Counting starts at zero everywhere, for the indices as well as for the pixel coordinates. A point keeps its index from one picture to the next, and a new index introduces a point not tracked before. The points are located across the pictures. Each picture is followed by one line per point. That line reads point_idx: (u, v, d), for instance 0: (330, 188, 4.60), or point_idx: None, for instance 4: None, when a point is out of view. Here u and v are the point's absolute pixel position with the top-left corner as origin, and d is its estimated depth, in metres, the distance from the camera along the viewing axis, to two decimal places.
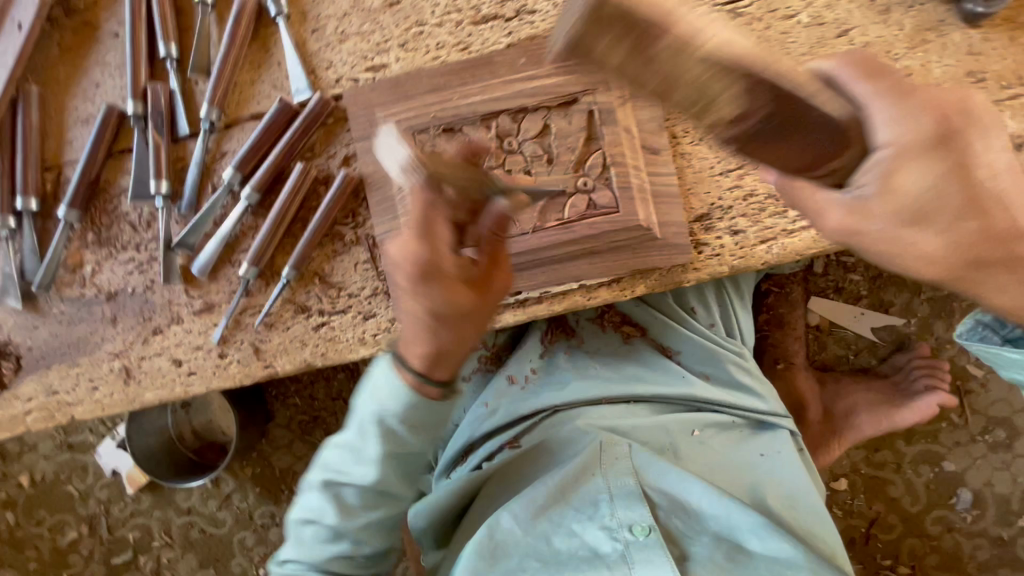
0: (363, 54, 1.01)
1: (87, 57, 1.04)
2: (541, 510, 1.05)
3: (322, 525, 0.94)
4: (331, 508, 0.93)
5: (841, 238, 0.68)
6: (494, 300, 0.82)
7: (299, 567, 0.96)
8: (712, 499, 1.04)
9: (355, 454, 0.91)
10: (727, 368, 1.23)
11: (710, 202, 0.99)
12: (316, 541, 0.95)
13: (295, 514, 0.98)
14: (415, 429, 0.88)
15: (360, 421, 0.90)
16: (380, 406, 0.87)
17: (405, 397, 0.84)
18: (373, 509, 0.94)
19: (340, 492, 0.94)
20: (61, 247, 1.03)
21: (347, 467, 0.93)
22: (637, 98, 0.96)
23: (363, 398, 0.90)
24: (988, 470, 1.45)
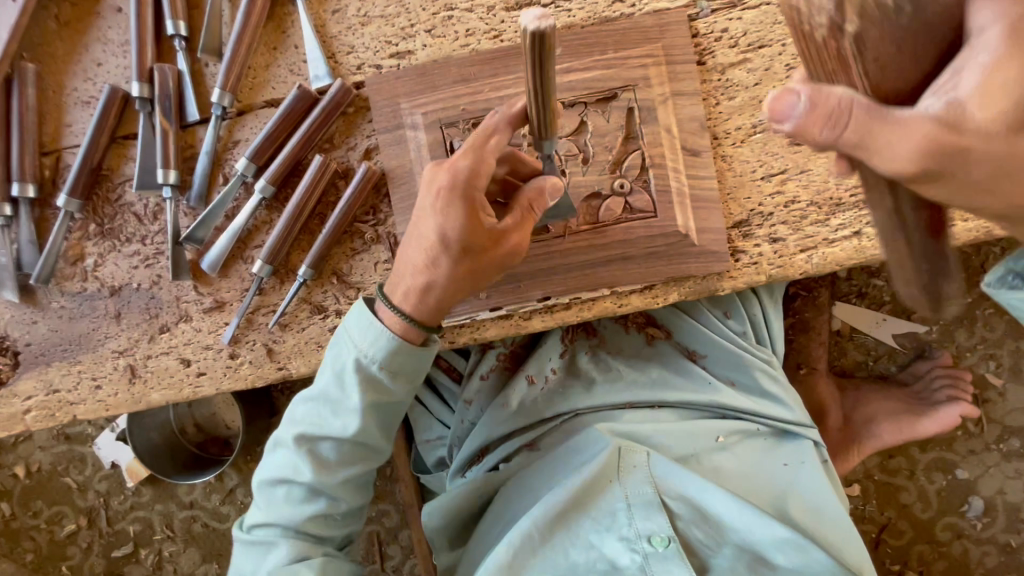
0: (388, 39, 0.95)
1: (87, 33, 0.97)
2: (560, 519, 1.01)
3: (296, 482, 0.82)
4: (309, 462, 0.81)
5: (938, 159, 0.49)
6: (500, 255, 0.75)
7: (270, 534, 0.83)
8: (734, 509, 1.00)
9: (334, 405, 0.81)
10: (755, 377, 1.19)
11: (750, 208, 0.95)
12: (288, 500, 0.83)
13: (263, 476, 0.86)
14: (396, 374, 0.80)
15: (340, 367, 0.80)
16: (359, 349, 0.79)
17: (385, 340, 0.77)
18: (354, 466, 0.84)
19: (315, 447, 0.82)
20: (61, 238, 0.97)
21: (323, 418, 0.82)
22: (679, 96, 0.91)
23: (341, 343, 0.81)
24: (1000, 478, 1.44)
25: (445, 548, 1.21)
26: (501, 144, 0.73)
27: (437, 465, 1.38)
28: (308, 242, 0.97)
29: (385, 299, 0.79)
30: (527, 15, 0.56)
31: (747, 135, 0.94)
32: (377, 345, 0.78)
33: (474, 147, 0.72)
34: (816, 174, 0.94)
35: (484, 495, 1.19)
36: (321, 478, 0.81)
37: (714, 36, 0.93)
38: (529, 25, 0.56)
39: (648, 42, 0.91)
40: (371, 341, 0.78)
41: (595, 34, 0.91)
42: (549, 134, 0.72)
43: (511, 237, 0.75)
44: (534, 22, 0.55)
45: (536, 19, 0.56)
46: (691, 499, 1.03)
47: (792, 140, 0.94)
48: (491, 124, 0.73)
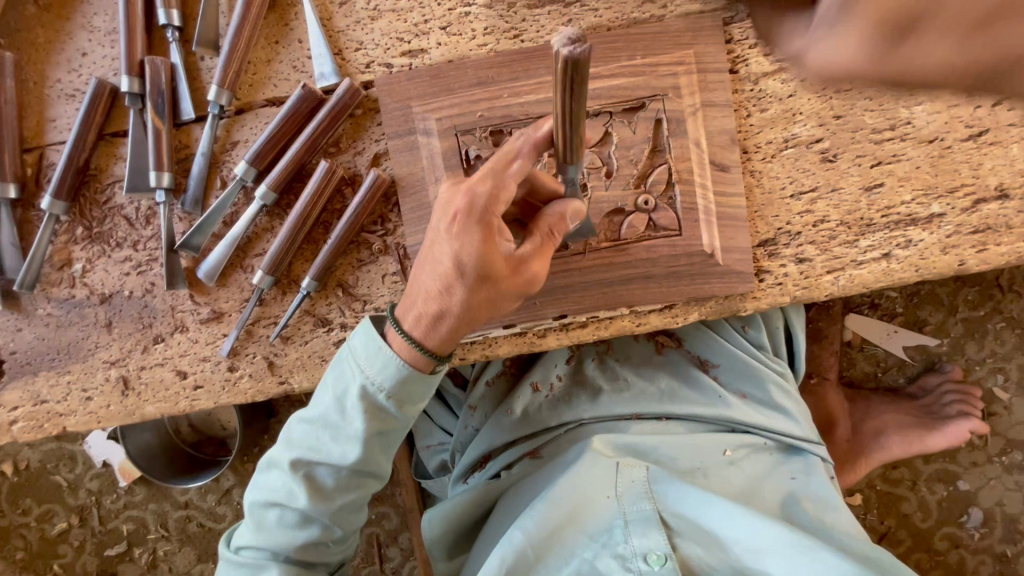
0: (399, 35, 0.89)
1: (72, 20, 0.91)
2: (552, 535, 0.85)
3: (289, 508, 0.77)
4: (304, 488, 0.77)
5: None
6: (519, 284, 0.70)
7: (258, 556, 0.79)
8: (747, 525, 0.83)
9: (333, 429, 0.76)
10: (767, 390, 1.02)
11: (778, 226, 0.90)
12: (279, 526, 0.78)
13: (253, 497, 0.80)
14: (403, 404, 0.75)
15: (345, 391, 0.75)
16: (365, 375, 0.74)
17: (394, 368, 0.73)
18: (351, 493, 0.79)
19: (312, 471, 0.78)
20: (46, 242, 0.91)
21: (321, 443, 0.77)
22: (709, 107, 0.86)
23: (346, 363, 0.76)
24: (1000, 489, 1.39)
25: (443, 558, 1.06)
26: (524, 169, 0.68)
27: (439, 470, 1.24)
28: (312, 251, 0.91)
29: (395, 321, 0.74)
30: (558, 36, 0.51)
31: (777, 149, 0.89)
32: (387, 372, 0.73)
33: (494, 171, 0.67)
34: (847, 193, 0.90)
35: (484, 504, 1.04)
36: (317, 505, 0.77)
37: (749, 43, 0.88)
38: (559, 49, 0.51)
39: (679, 47, 0.85)
40: (379, 368, 0.73)
41: (624, 38, 0.85)
42: (575, 159, 0.66)
43: (530, 263, 0.70)
44: (566, 47, 0.50)
45: (569, 43, 0.51)
46: (695, 517, 0.87)
47: (825, 156, 0.89)
48: (515, 147, 0.68)
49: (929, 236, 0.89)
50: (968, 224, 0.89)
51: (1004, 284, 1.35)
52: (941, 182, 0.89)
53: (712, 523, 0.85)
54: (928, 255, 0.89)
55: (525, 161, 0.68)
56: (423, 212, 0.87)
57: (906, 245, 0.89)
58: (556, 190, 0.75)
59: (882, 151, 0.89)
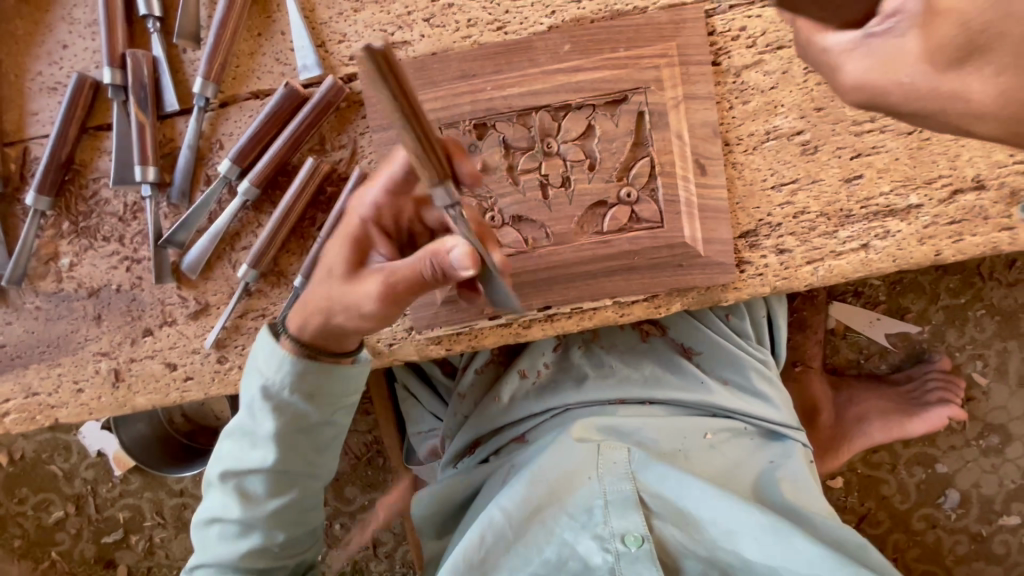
0: (382, 28, 0.89)
1: (52, 13, 0.91)
2: (533, 513, 0.88)
3: (227, 520, 0.81)
4: (236, 497, 0.80)
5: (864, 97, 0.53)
6: (365, 289, 0.72)
7: (206, 574, 0.82)
8: (721, 507, 0.85)
9: (250, 434, 0.80)
10: (749, 376, 1.05)
11: (759, 218, 0.92)
12: (221, 539, 0.81)
13: (199, 518, 0.84)
14: (309, 395, 0.78)
15: (250, 398, 0.79)
16: (264, 378, 0.78)
17: (288, 362, 0.77)
18: (282, 497, 0.81)
19: (243, 481, 0.80)
20: (32, 236, 0.91)
21: (241, 452, 0.80)
22: (692, 99, 0.87)
23: (249, 372, 0.80)
24: (977, 472, 1.42)
25: (432, 538, 1.07)
26: (405, 180, 0.76)
27: (430, 456, 1.27)
28: (298, 245, 0.92)
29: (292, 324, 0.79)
30: None
31: (759, 142, 0.91)
32: (283, 368, 0.77)
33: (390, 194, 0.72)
34: (827, 184, 0.91)
35: (473, 487, 1.05)
36: (249, 511, 0.80)
37: (731, 35, 0.89)
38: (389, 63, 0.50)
39: (662, 40, 0.86)
40: (274, 366, 0.77)
41: (607, 30, 0.85)
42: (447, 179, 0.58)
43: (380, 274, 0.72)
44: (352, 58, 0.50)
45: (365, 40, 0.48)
46: (672, 498, 0.88)
47: (806, 148, 0.90)
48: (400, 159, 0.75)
49: (906, 227, 0.91)
50: (945, 215, 0.90)
51: (985, 272, 1.36)
52: (919, 173, 0.90)
53: (687, 502, 0.88)
54: (905, 246, 0.91)
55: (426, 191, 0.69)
56: None
57: (883, 236, 0.91)
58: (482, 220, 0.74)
59: (862, 143, 0.90)
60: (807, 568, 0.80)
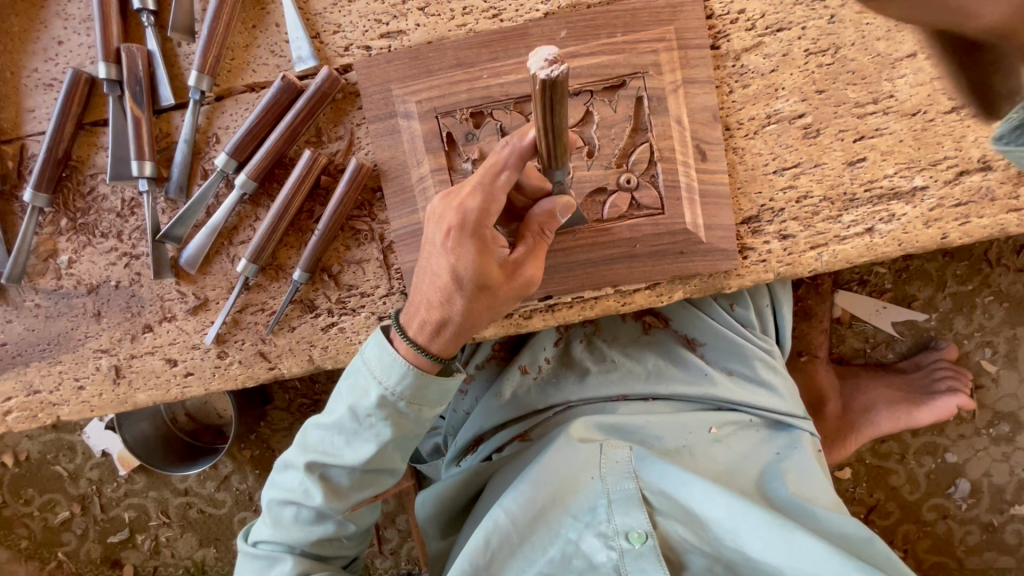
0: (377, 17, 0.88)
1: (47, 8, 0.91)
2: (536, 515, 0.87)
3: (305, 506, 0.79)
4: (320, 488, 0.78)
5: None
6: (515, 288, 0.73)
7: (273, 549, 0.81)
8: (723, 505, 0.85)
9: (348, 435, 0.77)
10: (753, 366, 1.03)
11: (761, 203, 0.90)
12: (295, 522, 0.80)
13: (270, 494, 0.82)
14: (420, 406, 0.76)
15: (359, 401, 0.76)
16: (380, 384, 0.74)
17: (403, 374, 0.73)
18: (366, 490, 0.81)
19: (327, 472, 0.79)
20: (31, 233, 0.91)
21: (334, 446, 0.78)
22: (691, 84, 0.86)
23: (360, 374, 0.76)
24: (987, 461, 1.40)
25: (434, 539, 1.05)
26: (514, 180, 0.68)
27: (432, 453, 1.26)
28: (297, 239, 0.92)
29: (405, 332, 0.75)
30: (537, 57, 0.52)
31: (759, 126, 0.89)
32: (404, 380, 0.74)
33: (483, 185, 0.68)
34: (830, 168, 0.90)
35: (474, 486, 1.04)
36: (332, 503, 0.79)
37: (730, 18, 0.88)
38: (538, 71, 0.52)
39: (659, 24, 0.85)
40: (397, 378, 0.74)
41: (603, 15, 0.85)
42: (559, 164, 0.68)
43: (526, 267, 0.74)
44: (544, 70, 0.51)
45: (547, 67, 0.52)
46: (675, 496, 0.88)
47: (808, 132, 0.89)
48: (500, 159, 0.68)
49: (911, 210, 0.89)
50: (950, 197, 0.89)
51: (993, 258, 1.34)
52: (923, 155, 0.89)
53: (691, 500, 0.87)
54: (910, 229, 0.90)
55: (518, 170, 0.68)
56: (406, 195, 0.87)
57: (888, 220, 0.90)
58: (544, 185, 0.75)
59: (864, 125, 0.89)
60: (813, 564, 0.79)
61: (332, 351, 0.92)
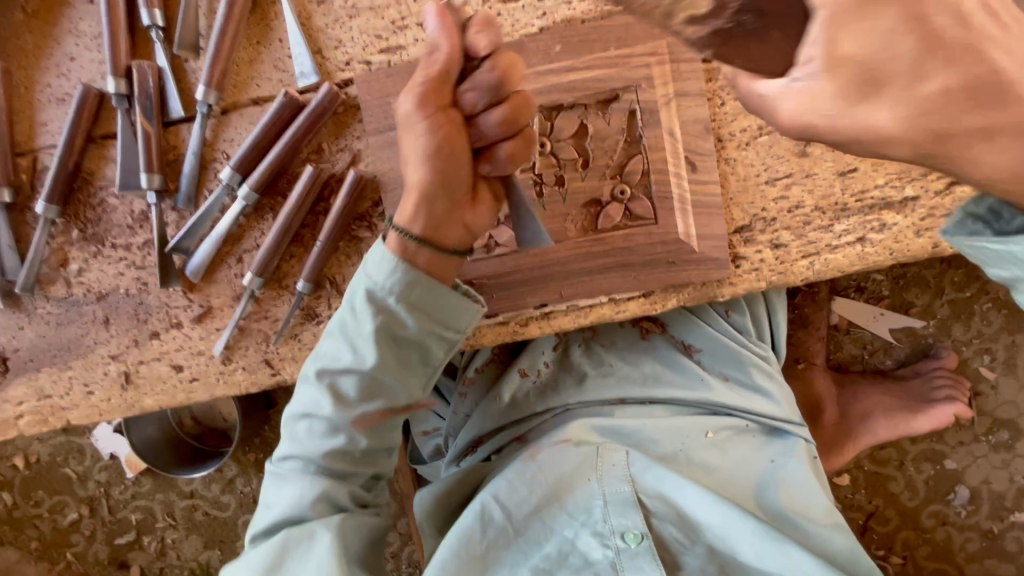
0: (377, 33, 0.91)
1: (59, 26, 0.94)
2: (533, 512, 0.89)
3: (318, 417, 0.81)
4: (328, 396, 0.80)
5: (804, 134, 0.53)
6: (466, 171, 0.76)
7: (294, 465, 0.83)
8: (717, 510, 0.86)
9: (350, 335, 0.80)
10: (749, 372, 1.04)
11: (753, 213, 0.92)
12: (310, 436, 0.82)
13: (289, 411, 0.85)
14: (414, 305, 0.78)
15: (354, 298, 0.80)
16: (373, 279, 0.78)
17: (394, 264, 0.77)
18: (372, 403, 0.81)
19: (336, 381, 0.81)
20: (43, 243, 0.95)
21: (341, 351, 0.81)
22: (682, 97, 0.88)
23: (357, 278, 0.80)
24: (987, 468, 1.40)
25: (434, 537, 1.03)
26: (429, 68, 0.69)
27: (432, 455, 1.26)
28: (301, 251, 0.94)
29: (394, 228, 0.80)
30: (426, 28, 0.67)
31: (752, 137, 0.91)
32: (404, 282, 0.77)
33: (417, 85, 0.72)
34: (821, 179, 0.91)
35: (475, 486, 1.05)
36: (340, 411, 0.80)
37: None
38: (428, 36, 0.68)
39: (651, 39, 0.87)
40: (387, 272, 0.77)
41: (597, 30, 0.87)
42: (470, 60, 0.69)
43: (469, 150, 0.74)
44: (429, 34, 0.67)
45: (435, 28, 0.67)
46: (670, 499, 0.89)
47: (799, 143, 0.91)
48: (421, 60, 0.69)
49: (902, 220, 0.91)
50: (942, 207, 0.90)
51: None
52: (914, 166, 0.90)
53: (686, 503, 0.88)
54: (901, 239, 0.91)
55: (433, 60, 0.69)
56: None
57: (879, 229, 0.91)
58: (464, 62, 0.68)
59: None
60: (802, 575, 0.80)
61: None
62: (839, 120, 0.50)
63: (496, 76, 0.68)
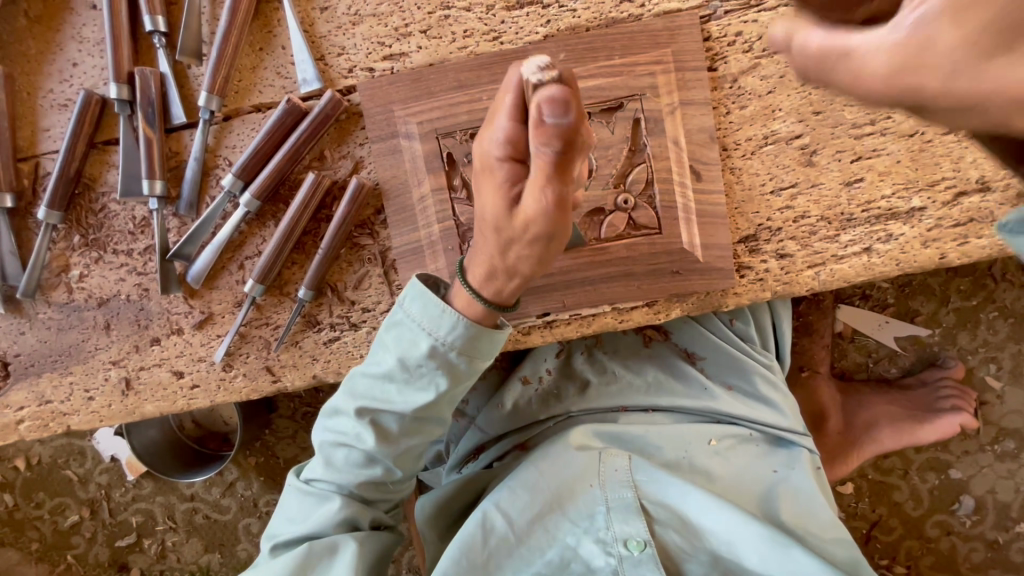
0: (380, 40, 0.91)
1: (62, 31, 0.94)
2: (535, 518, 0.88)
3: (356, 449, 0.80)
4: (371, 433, 0.79)
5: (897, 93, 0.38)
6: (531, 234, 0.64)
7: (326, 488, 0.83)
8: (723, 518, 0.85)
9: (400, 383, 0.77)
10: (753, 382, 1.03)
11: (758, 223, 0.91)
12: (347, 466, 0.81)
13: (322, 435, 0.83)
14: (471, 361, 0.76)
15: (410, 351, 0.75)
16: (432, 333, 0.74)
17: (459, 323, 0.73)
18: (414, 439, 0.81)
19: (378, 418, 0.79)
20: (44, 249, 0.94)
21: (387, 394, 0.78)
22: (688, 106, 0.87)
23: (410, 323, 0.75)
24: (992, 478, 1.39)
25: (433, 543, 1.02)
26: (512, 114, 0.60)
27: (434, 461, 1.26)
28: (303, 258, 0.94)
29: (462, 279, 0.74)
30: (530, 64, 0.59)
31: (757, 146, 0.90)
32: (455, 327, 0.73)
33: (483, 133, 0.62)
34: (827, 188, 0.90)
35: (476, 492, 1.04)
36: (383, 449, 0.80)
37: (727, 40, 0.88)
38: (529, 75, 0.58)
39: (656, 47, 0.86)
40: (448, 329, 0.73)
41: (601, 38, 0.86)
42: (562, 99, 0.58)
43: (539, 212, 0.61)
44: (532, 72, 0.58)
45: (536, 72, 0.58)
46: (673, 506, 0.88)
47: (805, 153, 0.90)
48: (503, 104, 0.60)
49: (909, 230, 0.90)
50: (949, 217, 0.89)
51: (997, 274, 1.34)
52: (921, 177, 0.89)
53: (691, 510, 0.87)
54: (908, 250, 0.90)
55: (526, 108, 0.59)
56: (407, 214, 0.89)
57: (886, 240, 0.90)
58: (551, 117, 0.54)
59: (862, 146, 0.89)
60: None
61: (334, 365, 0.94)
62: (958, 80, 0.35)
63: (570, 120, 0.54)
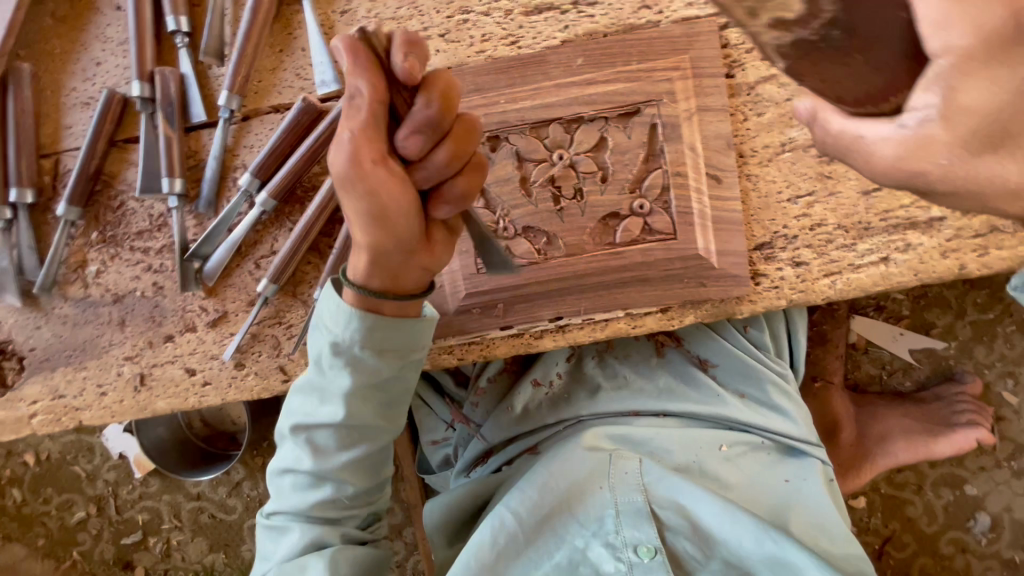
0: None
1: (87, 31, 0.96)
2: (543, 520, 0.87)
3: (300, 471, 0.82)
4: (307, 450, 0.80)
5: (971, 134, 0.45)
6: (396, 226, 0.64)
7: (285, 518, 0.85)
8: (733, 524, 0.84)
9: (320, 391, 0.79)
10: (766, 390, 1.02)
11: (774, 230, 0.90)
12: (296, 489, 0.83)
13: (274, 464, 0.86)
14: (380, 352, 0.76)
15: (321, 353, 0.77)
16: (332, 334, 0.75)
17: (358, 319, 0.73)
18: (354, 450, 0.81)
19: (312, 435, 0.80)
20: (62, 245, 0.95)
21: (311, 407, 0.80)
22: (705, 112, 0.87)
23: (318, 331, 0.77)
24: (1009, 495, 1.36)
25: (443, 547, 1.03)
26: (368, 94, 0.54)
27: (442, 465, 1.23)
28: (317, 258, 0.94)
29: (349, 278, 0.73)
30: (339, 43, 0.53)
31: (774, 153, 0.91)
32: (355, 326, 0.74)
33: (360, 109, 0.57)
34: (845, 197, 0.90)
35: (484, 497, 1.04)
36: (320, 464, 0.80)
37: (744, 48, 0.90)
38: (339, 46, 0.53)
39: (674, 52, 0.87)
40: (345, 325, 0.74)
41: (619, 44, 0.87)
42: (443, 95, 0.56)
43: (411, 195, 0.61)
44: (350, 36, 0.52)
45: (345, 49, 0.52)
46: (684, 510, 0.87)
47: (821, 160, 0.90)
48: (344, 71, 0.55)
49: (928, 240, 0.89)
50: (969, 228, 0.88)
51: None
52: None
53: (701, 515, 0.86)
54: (927, 260, 0.89)
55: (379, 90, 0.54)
56: None
57: (904, 249, 0.89)
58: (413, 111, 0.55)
59: None
60: None
61: None
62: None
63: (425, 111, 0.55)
